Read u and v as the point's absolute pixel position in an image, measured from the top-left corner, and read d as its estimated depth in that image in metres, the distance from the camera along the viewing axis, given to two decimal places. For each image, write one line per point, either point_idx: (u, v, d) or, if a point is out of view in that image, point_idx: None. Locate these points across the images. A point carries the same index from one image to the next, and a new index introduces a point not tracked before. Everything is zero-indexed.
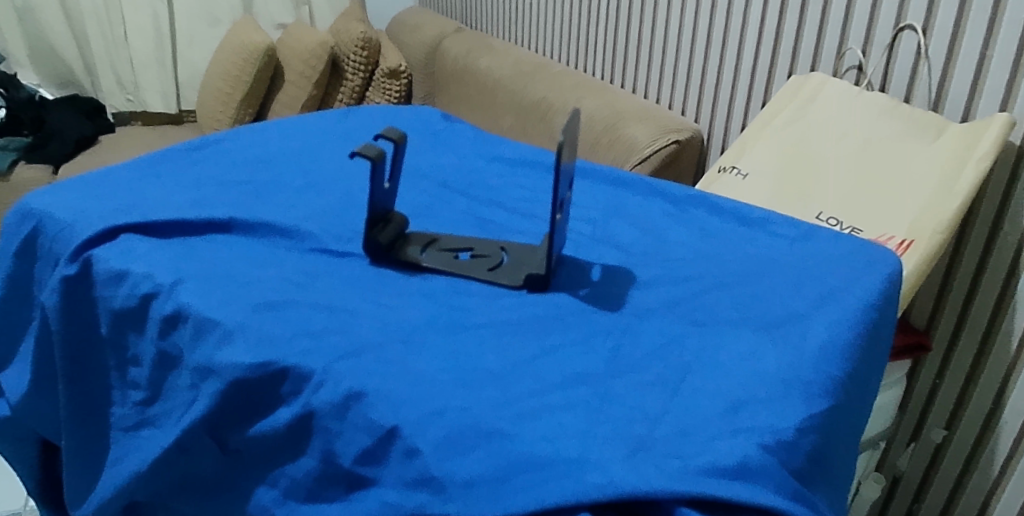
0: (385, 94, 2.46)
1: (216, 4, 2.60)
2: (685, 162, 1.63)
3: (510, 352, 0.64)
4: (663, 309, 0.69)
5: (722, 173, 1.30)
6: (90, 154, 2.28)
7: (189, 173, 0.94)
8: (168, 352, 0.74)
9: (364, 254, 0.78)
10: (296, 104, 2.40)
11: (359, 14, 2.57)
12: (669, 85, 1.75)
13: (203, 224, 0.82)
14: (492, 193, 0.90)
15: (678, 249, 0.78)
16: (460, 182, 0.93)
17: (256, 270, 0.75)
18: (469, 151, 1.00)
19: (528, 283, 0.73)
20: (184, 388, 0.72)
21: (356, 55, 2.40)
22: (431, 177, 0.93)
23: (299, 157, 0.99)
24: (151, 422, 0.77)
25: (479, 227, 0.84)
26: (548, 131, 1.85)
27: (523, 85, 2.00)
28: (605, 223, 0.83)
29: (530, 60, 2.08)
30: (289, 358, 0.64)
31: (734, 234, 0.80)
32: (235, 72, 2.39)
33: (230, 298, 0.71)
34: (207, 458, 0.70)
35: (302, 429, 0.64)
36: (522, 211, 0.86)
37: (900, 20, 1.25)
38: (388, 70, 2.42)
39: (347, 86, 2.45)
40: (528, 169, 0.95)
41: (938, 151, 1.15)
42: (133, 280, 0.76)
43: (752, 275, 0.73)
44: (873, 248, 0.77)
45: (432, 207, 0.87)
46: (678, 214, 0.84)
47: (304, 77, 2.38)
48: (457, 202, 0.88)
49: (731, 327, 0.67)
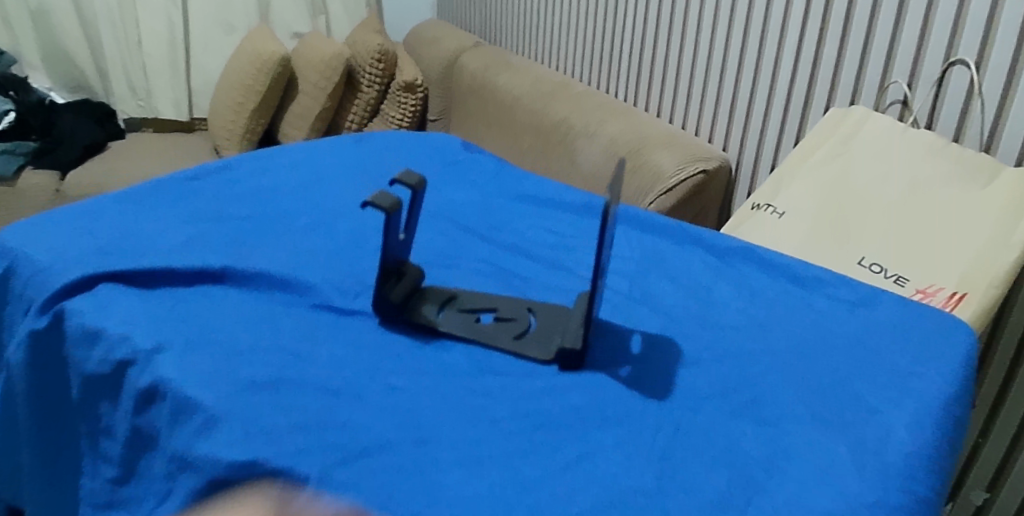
0: (400, 107, 2.40)
1: (232, 11, 2.54)
2: (711, 192, 1.56)
3: (561, 452, 0.61)
4: (716, 403, 0.67)
5: (757, 211, 1.23)
6: (99, 162, 2.22)
7: (187, 213, 0.90)
8: (142, 430, 0.69)
9: (373, 312, 0.76)
10: (310, 116, 2.34)
11: (376, 25, 2.51)
12: (695, 111, 1.69)
13: (194, 273, 0.78)
14: (515, 237, 0.87)
15: (730, 316, 0.76)
16: (482, 223, 0.90)
17: (245, 329, 0.72)
18: (494, 185, 0.98)
19: (558, 357, 0.71)
20: (159, 478, 0.66)
21: (372, 68, 2.33)
22: (457, 219, 0.90)
23: (306, 190, 0.95)
24: (121, 505, 0.71)
25: (504, 277, 0.81)
26: (570, 155, 1.79)
27: (543, 104, 1.93)
28: (648, 282, 0.81)
29: (551, 78, 2.01)
30: (278, 460, 0.59)
31: (786, 300, 0.79)
32: (249, 81, 2.33)
33: (214, 369, 0.67)
34: None
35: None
36: (557, 264, 0.83)
37: (950, 55, 1.17)
38: (404, 84, 2.36)
39: (362, 99, 2.38)
40: (554, 210, 0.92)
41: (992, 196, 1.07)
42: (107, 342, 0.71)
43: (806, 358, 0.72)
44: (940, 335, 0.76)
45: (455, 255, 0.84)
46: (705, 288, 0.80)
47: (318, 88, 2.31)
48: (478, 249, 0.85)
49: (760, 439, 0.63)
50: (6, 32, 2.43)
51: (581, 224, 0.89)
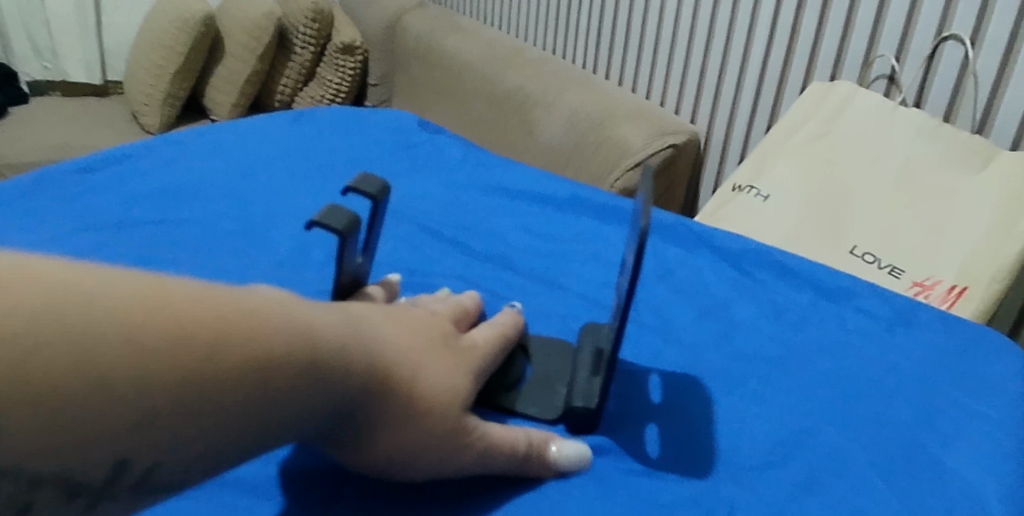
0: (338, 71, 2.23)
1: None
2: (680, 168, 1.47)
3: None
4: (763, 449, 0.61)
5: (738, 193, 1.17)
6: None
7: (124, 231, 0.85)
8: None
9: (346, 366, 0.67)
10: (238, 80, 2.15)
11: None
12: (660, 81, 1.59)
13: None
14: (501, 246, 0.83)
15: (753, 344, 0.70)
16: (462, 234, 0.85)
17: None
18: (483, 197, 0.92)
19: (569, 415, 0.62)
20: None
21: (306, 28, 2.15)
22: (444, 233, 0.85)
23: (257, 195, 0.93)
24: None
25: (505, 293, 0.76)
26: (526, 126, 1.67)
27: (495, 71, 1.80)
28: (664, 303, 0.75)
29: (504, 43, 1.88)
30: None
31: (808, 316, 0.73)
32: (169, 42, 2.11)
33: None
34: None
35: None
36: (556, 284, 0.77)
37: (943, 29, 1.10)
38: (341, 45, 2.19)
39: (296, 62, 2.20)
40: (545, 220, 0.88)
41: (989, 181, 1.00)
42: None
43: (845, 390, 0.66)
44: (980, 352, 0.69)
45: (449, 271, 0.79)
46: (712, 307, 0.75)
47: (248, 50, 2.12)
48: (477, 262, 0.80)
49: (777, 502, 0.56)
50: None
51: (568, 234, 0.85)
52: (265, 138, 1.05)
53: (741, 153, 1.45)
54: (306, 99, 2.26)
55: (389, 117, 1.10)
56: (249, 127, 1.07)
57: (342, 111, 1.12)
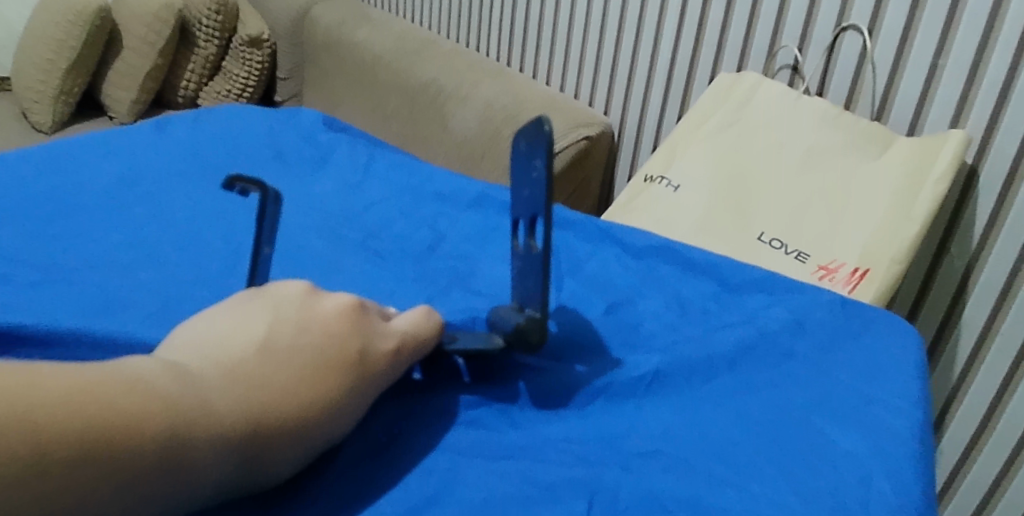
0: (245, 64, 2.15)
1: None
2: (595, 159, 1.48)
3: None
4: (671, 440, 0.59)
5: (650, 183, 1.17)
6: None
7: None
8: None
9: None
10: (138, 75, 2.04)
11: None
12: (574, 72, 1.58)
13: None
14: (409, 246, 0.81)
15: (659, 333, 0.70)
16: (368, 233, 0.83)
17: None
18: (392, 196, 0.89)
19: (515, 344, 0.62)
20: None
21: (208, 20, 2.06)
22: (347, 234, 0.82)
23: (151, 207, 0.87)
24: None
25: (411, 294, 0.73)
26: (440, 119, 1.65)
27: (408, 63, 1.76)
28: (576, 298, 0.74)
29: (416, 34, 1.84)
30: None
31: (716, 306, 0.73)
32: (59, 35, 1.99)
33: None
34: None
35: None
36: (466, 283, 0.76)
37: (842, 19, 1.13)
38: (247, 38, 2.11)
39: (199, 55, 2.11)
40: (455, 217, 0.86)
41: (887, 166, 1.04)
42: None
43: (752, 377, 0.65)
44: (880, 330, 0.70)
45: (354, 274, 0.76)
46: (622, 301, 0.74)
47: (146, 44, 2.02)
48: (383, 265, 0.78)
49: (684, 492, 0.55)
50: None
51: (477, 231, 0.84)
52: (163, 142, 0.99)
53: (653, 144, 1.46)
54: (213, 93, 2.18)
55: (291, 113, 1.06)
56: (138, 129, 1.01)
57: (242, 109, 1.07)
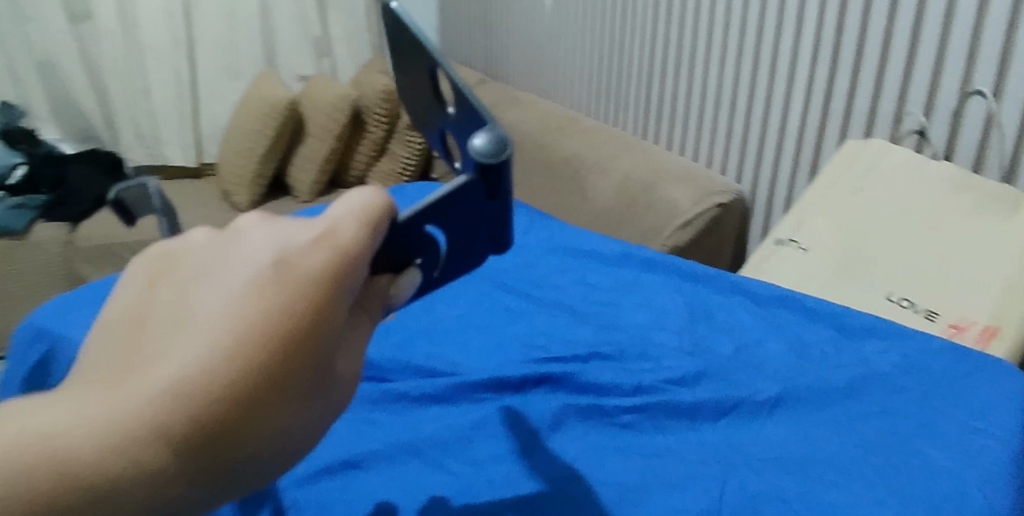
0: (409, 146, 2.39)
1: (238, 56, 2.54)
2: (727, 226, 1.58)
3: (641, 501, 0.63)
4: (781, 450, 0.67)
5: (782, 246, 1.25)
6: (111, 213, 2.23)
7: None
8: None
9: (424, 401, 0.75)
10: (318, 157, 2.34)
11: (381, 66, 2.54)
12: (707, 144, 1.70)
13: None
14: (558, 293, 0.95)
15: (777, 364, 0.79)
16: (523, 283, 0.97)
17: None
18: (545, 254, 1.04)
19: (489, 180, 0.60)
20: None
21: (379, 108, 2.34)
22: (504, 284, 0.97)
23: None
24: None
25: (560, 330, 0.86)
26: (580, 190, 1.81)
27: (552, 140, 1.94)
28: (705, 337, 0.84)
29: (560, 114, 2.03)
30: None
31: (833, 346, 0.81)
32: (257, 126, 2.33)
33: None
34: None
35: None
36: (605, 321, 0.88)
37: (968, 85, 1.18)
38: (411, 122, 2.36)
39: (369, 139, 2.40)
40: (599, 269, 0.99)
41: (1016, 226, 1.08)
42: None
43: (862, 404, 0.72)
44: (993, 371, 0.76)
45: (512, 315, 0.90)
46: (745, 340, 0.83)
47: (326, 130, 2.32)
48: (536, 309, 0.91)
49: (789, 489, 0.63)
50: (12, 86, 2.40)
51: (618, 281, 0.96)
52: None
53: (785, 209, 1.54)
54: (381, 172, 2.43)
55: None
56: None
57: None
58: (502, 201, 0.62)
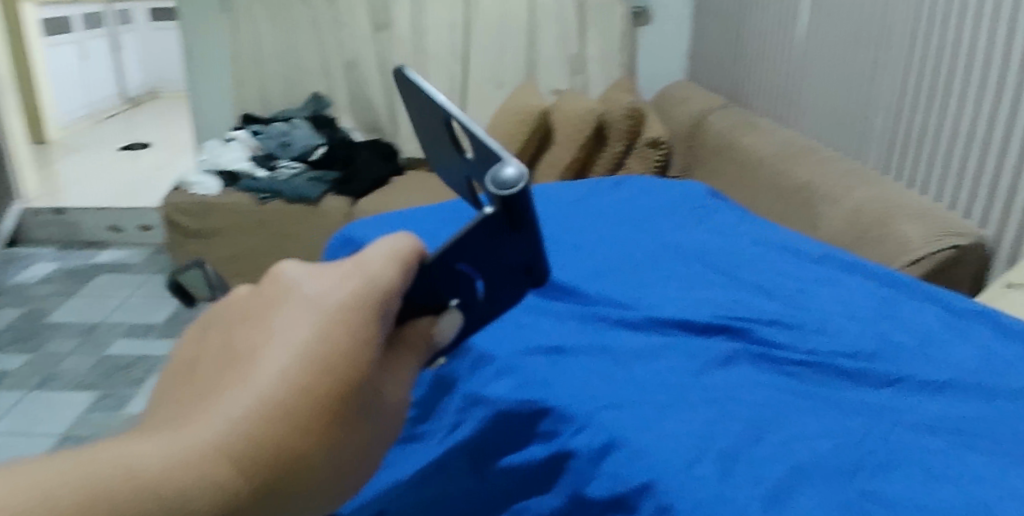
0: (645, 162, 2.51)
1: (504, 68, 2.82)
2: (963, 273, 1.49)
3: (791, 424, 0.73)
4: (932, 429, 0.74)
5: (1010, 291, 1.23)
6: (382, 194, 2.59)
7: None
8: (445, 378, 0.91)
9: (622, 327, 0.90)
10: (561, 164, 2.54)
11: (630, 85, 2.72)
12: (952, 183, 1.64)
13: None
14: (755, 274, 1.03)
15: (953, 365, 0.83)
16: (724, 262, 1.07)
17: (529, 316, 0.94)
18: (752, 242, 1.13)
19: (505, 214, 0.48)
20: (453, 412, 0.87)
21: (621, 123, 2.50)
22: (707, 260, 1.07)
23: (580, 217, 1.23)
24: (419, 438, 0.90)
25: (750, 300, 0.96)
26: (810, 218, 1.82)
27: (787, 167, 1.98)
28: (887, 329, 0.90)
29: (798, 143, 2.07)
30: (550, 403, 0.77)
31: (1015, 361, 0.85)
32: (512, 130, 2.58)
33: (512, 342, 0.89)
34: (462, 481, 0.80)
35: (552, 468, 0.74)
36: (793, 301, 0.96)
37: None
38: (648, 140, 2.47)
39: (608, 153, 2.55)
40: (799, 261, 1.07)
41: None
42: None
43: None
44: None
45: (708, 283, 1.01)
46: (926, 340, 0.88)
47: (571, 140, 2.51)
48: (730, 283, 1.01)
49: (932, 450, 0.70)
50: (324, 78, 2.90)
51: (814, 274, 1.03)
52: (591, 184, 1.36)
53: None
54: None
55: (687, 183, 1.34)
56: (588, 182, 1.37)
57: (647, 182, 1.36)
58: (528, 235, 0.49)
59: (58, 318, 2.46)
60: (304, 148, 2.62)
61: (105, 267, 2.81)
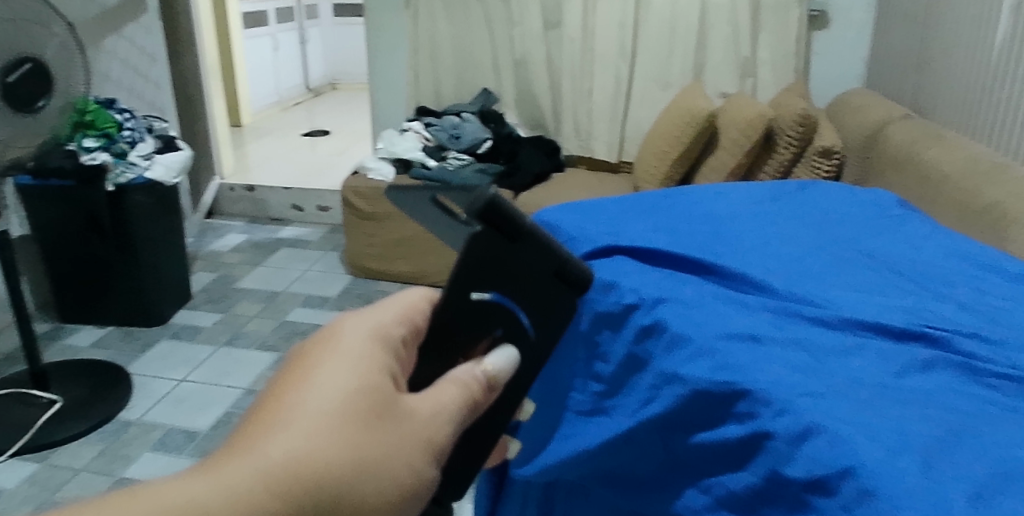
0: (814, 172, 2.43)
1: (671, 70, 2.80)
2: None
3: (998, 433, 0.71)
4: None
5: None
6: (544, 189, 2.66)
7: (618, 217, 1.18)
8: (637, 356, 0.91)
9: (815, 322, 0.89)
10: (725, 169, 2.51)
11: (802, 91, 2.64)
12: None
13: (609, 249, 1.06)
14: (951, 287, 1.00)
15: None
16: (918, 274, 1.03)
17: (721, 300, 0.94)
18: (947, 255, 1.09)
19: (502, 227, 0.59)
20: (644, 388, 0.88)
21: (792, 131, 2.43)
22: (899, 270, 1.04)
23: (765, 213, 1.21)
24: (605, 411, 0.93)
25: (949, 312, 0.93)
26: (999, 238, 1.69)
27: (975, 184, 1.85)
28: None
29: (988, 158, 1.94)
30: (748, 385, 0.78)
31: None
32: (676, 133, 2.55)
33: (708, 325, 0.88)
34: (653, 456, 0.85)
35: (749, 448, 0.76)
36: (995, 319, 0.92)
37: None
38: (822, 149, 2.39)
39: (776, 160, 2.49)
40: (1000, 278, 1.03)
41: None
42: (618, 293, 0.96)
43: None
44: None
45: (902, 291, 0.98)
46: None
47: (737, 145, 2.47)
48: (926, 295, 0.97)
49: None
50: (494, 75, 3.01)
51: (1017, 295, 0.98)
52: (773, 186, 1.34)
53: None
54: None
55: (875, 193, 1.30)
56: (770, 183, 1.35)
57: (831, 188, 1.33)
58: (526, 240, 0.61)
59: (246, 285, 2.71)
60: (473, 141, 2.74)
61: (287, 242, 3.07)
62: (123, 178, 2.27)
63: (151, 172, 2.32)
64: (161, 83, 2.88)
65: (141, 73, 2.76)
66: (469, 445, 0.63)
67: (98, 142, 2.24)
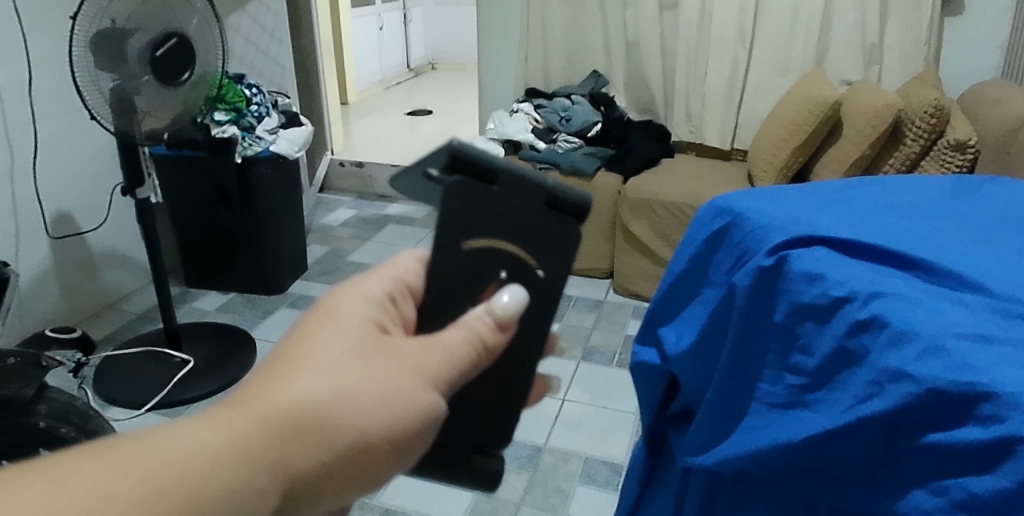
0: (943, 166, 2.33)
1: (791, 55, 2.72)
2: None
3: None
4: None
5: None
6: (654, 173, 2.62)
7: (806, 199, 0.95)
8: (847, 350, 0.73)
9: None
10: (847, 160, 2.43)
11: (933, 80, 2.52)
12: None
13: (807, 239, 0.82)
14: None
15: None
16: None
17: (948, 285, 0.75)
18: None
19: (474, 174, 0.61)
20: (859, 385, 0.70)
21: (921, 121, 2.33)
22: None
23: (991, 192, 0.99)
24: (805, 407, 0.75)
25: None
26: None
27: None
28: None
29: None
30: (991, 385, 0.62)
31: None
32: (798, 120, 2.47)
33: (936, 312, 0.70)
34: (867, 456, 0.69)
35: (993, 454, 0.60)
36: None
37: None
38: (954, 142, 2.28)
39: (903, 152, 2.40)
40: None
41: None
42: (824, 283, 0.77)
43: None
44: None
45: None
46: None
47: (862, 135, 2.38)
48: None
49: None
50: (606, 58, 2.98)
51: None
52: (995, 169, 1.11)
53: None
54: None
55: None
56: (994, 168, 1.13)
57: None
58: (505, 180, 0.61)
59: (358, 259, 2.79)
60: (584, 123, 2.73)
61: (394, 219, 3.14)
62: (251, 151, 2.35)
63: (276, 146, 2.40)
64: (283, 61, 2.97)
65: (263, 50, 2.85)
66: (479, 388, 0.64)
67: (228, 115, 2.34)
